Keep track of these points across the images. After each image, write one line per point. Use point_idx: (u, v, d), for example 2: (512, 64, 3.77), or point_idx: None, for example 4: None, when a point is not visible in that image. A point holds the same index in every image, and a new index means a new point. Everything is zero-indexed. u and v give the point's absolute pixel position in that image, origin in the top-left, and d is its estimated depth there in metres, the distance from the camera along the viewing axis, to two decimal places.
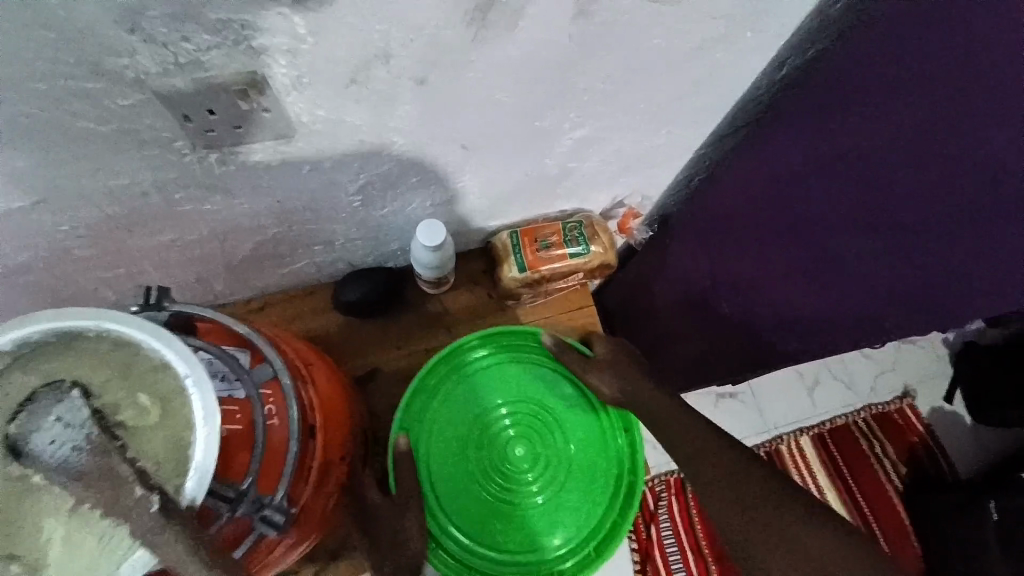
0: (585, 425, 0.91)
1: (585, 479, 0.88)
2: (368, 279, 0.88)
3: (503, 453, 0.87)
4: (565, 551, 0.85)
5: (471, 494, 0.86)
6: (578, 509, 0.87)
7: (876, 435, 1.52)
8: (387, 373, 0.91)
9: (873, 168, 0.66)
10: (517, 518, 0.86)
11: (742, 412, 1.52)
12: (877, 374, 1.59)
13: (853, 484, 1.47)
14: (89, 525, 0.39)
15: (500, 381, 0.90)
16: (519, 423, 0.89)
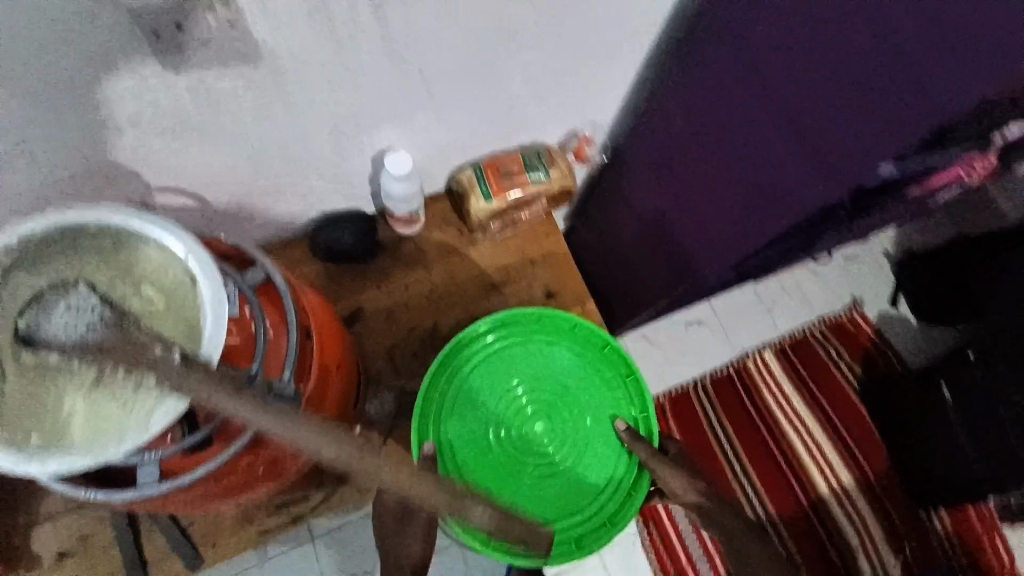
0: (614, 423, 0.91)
1: (600, 449, 0.90)
2: (348, 224, 0.92)
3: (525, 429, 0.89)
4: (576, 526, 0.86)
5: (497, 476, 0.87)
6: (596, 478, 0.89)
7: (833, 343, 1.67)
8: (370, 312, 0.94)
9: (778, 72, 0.77)
10: (542, 492, 0.88)
11: (710, 337, 1.64)
12: (828, 288, 1.74)
13: (818, 393, 1.60)
14: (120, 387, 0.48)
15: (513, 362, 0.92)
16: (536, 400, 0.91)
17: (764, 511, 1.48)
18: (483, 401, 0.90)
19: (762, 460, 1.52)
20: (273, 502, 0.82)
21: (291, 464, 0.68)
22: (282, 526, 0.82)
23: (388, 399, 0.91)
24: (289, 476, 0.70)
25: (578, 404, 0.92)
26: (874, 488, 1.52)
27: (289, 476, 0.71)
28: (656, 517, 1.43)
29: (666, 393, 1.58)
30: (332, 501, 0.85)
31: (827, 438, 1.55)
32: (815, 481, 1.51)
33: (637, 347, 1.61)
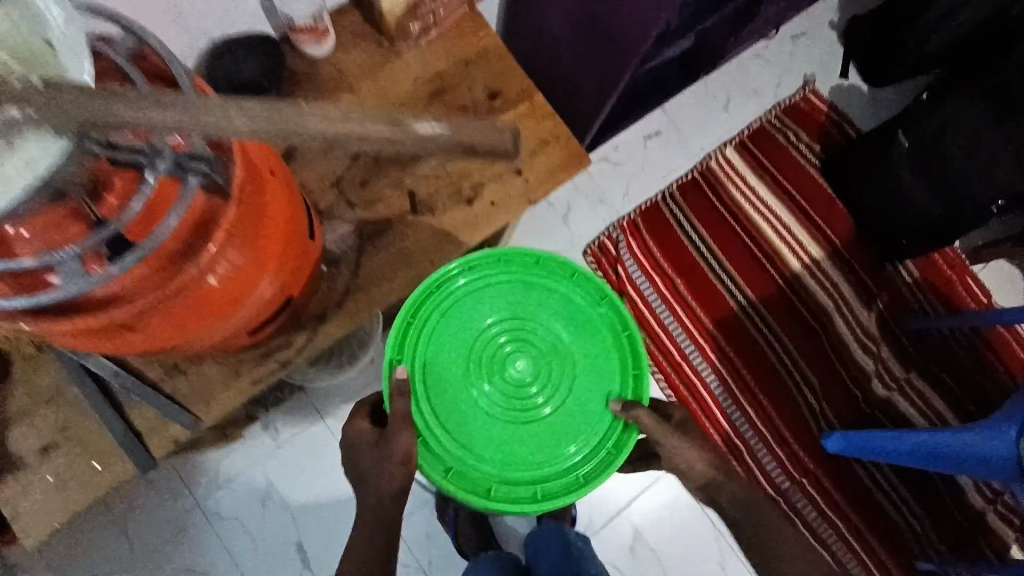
0: (607, 376, 0.89)
1: (587, 383, 0.88)
2: (251, 56, 0.83)
3: (510, 375, 0.87)
4: (567, 463, 0.87)
5: (481, 427, 0.86)
6: (586, 416, 0.88)
7: (789, 125, 1.68)
8: (305, 150, 0.85)
9: None
10: (528, 433, 0.87)
11: (670, 145, 1.61)
12: (781, 72, 1.72)
13: (779, 177, 1.66)
14: None
15: (484, 304, 0.88)
16: (513, 340, 0.88)
17: (745, 297, 1.58)
18: (458, 349, 0.87)
19: (737, 252, 1.60)
20: (258, 351, 0.79)
21: (267, 264, 0.65)
22: (271, 373, 0.80)
23: (348, 232, 0.85)
24: (271, 285, 0.68)
25: (561, 337, 0.89)
26: (839, 252, 1.65)
27: (274, 291, 0.69)
28: (644, 323, 1.53)
29: (638, 208, 1.57)
30: (316, 340, 0.82)
31: (791, 217, 1.64)
32: (786, 259, 1.61)
33: (600, 170, 1.57)
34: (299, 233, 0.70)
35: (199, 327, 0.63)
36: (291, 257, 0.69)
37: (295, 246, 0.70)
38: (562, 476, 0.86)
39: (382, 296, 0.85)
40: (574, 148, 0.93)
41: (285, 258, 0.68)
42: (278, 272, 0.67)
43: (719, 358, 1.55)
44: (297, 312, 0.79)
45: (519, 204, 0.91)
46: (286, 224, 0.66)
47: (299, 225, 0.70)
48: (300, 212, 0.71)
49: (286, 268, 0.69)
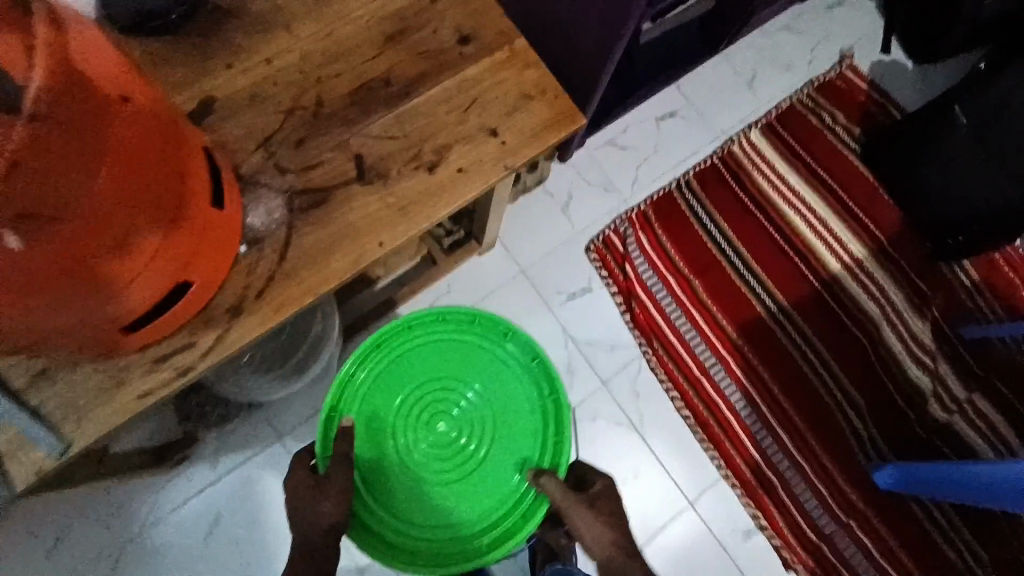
0: (526, 442, 0.88)
1: (513, 424, 0.89)
2: None
3: (431, 434, 0.87)
4: (510, 503, 0.86)
5: (419, 490, 0.86)
6: (517, 455, 0.88)
7: (823, 106, 1.49)
8: (228, 101, 0.68)
9: None
10: (467, 487, 0.87)
11: (687, 128, 1.44)
12: (811, 48, 1.54)
13: (813, 163, 1.45)
14: None
15: (403, 372, 0.89)
16: (435, 402, 0.88)
17: (775, 302, 1.37)
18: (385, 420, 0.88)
19: (764, 249, 1.39)
20: (151, 353, 0.63)
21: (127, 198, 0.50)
22: (167, 382, 0.63)
23: (276, 203, 0.67)
24: (147, 236, 0.53)
25: (480, 390, 0.89)
26: (886, 249, 1.43)
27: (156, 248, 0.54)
28: (657, 330, 1.32)
29: (649, 197, 1.38)
30: (227, 341, 0.64)
31: (827, 209, 1.43)
32: (822, 257, 1.40)
33: (605, 155, 1.39)
34: (190, 179, 0.56)
35: (49, 287, 0.49)
36: (175, 204, 0.55)
37: (182, 191, 0.55)
38: (507, 514, 0.86)
39: (315, 284, 0.66)
40: (565, 103, 0.75)
41: (158, 200, 0.53)
42: (153, 218, 0.53)
43: (746, 372, 1.33)
44: (204, 299, 0.63)
45: (495, 169, 0.72)
46: (153, 152, 0.52)
47: (188, 169, 0.56)
48: (191, 156, 0.57)
49: (170, 217, 0.54)
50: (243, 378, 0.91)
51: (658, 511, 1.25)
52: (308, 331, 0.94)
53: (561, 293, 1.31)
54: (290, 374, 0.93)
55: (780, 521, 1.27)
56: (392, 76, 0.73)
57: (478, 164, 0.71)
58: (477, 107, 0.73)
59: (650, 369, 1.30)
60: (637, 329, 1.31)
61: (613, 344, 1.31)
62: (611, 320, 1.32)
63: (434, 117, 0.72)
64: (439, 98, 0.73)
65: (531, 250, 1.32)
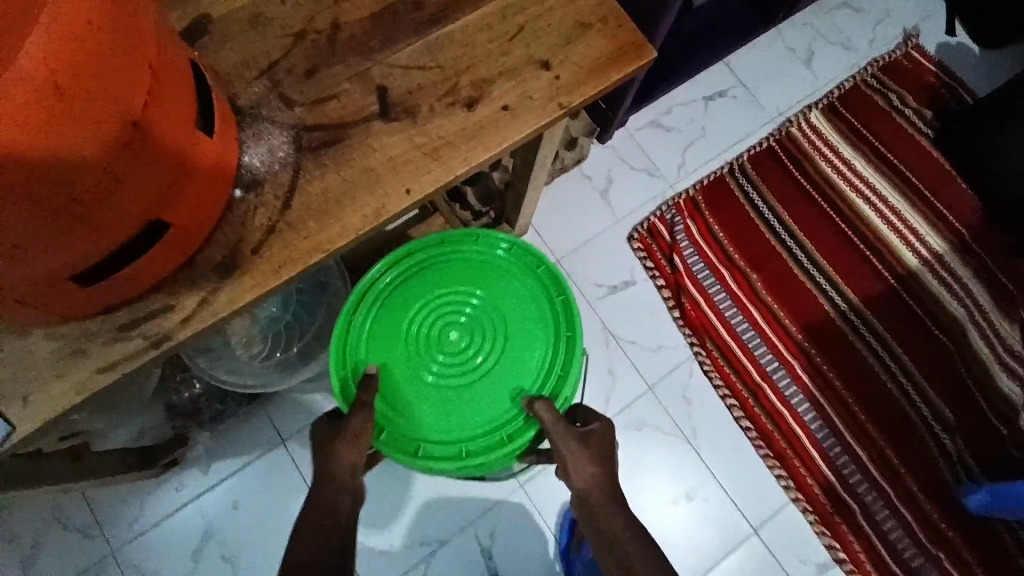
0: (531, 363, 0.73)
1: (523, 345, 0.74)
2: None
3: (432, 337, 0.73)
4: (499, 426, 0.72)
5: (404, 393, 0.72)
6: (519, 376, 0.73)
7: (889, 86, 1.35)
8: (226, 22, 0.57)
9: None
10: (457, 398, 0.73)
11: (739, 107, 1.30)
12: (874, 25, 1.40)
13: (881, 148, 1.31)
14: None
15: (418, 277, 0.75)
16: (446, 305, 0.75)
17: (845, 300, 1.21)
18: (388, 321, 0.74)
19: (829, 241, 1.24)
20: (119, 318, 0.50)
21: (74, 108, 0.34)
22: (137, 355, 0.50)
23: (281, 140, 0.55)
24: (98, 162, 0.37)
25: (496, 303, 0.75)
26: (966, 244, 1.26)
27: (108, 179, 0.38)
28: (710, 330, 1.17)
29: (698, 182, 1.24)
30: (213, 306, 0.51)
31: (898, 198, 1.28)
32: (895, 250, 1.25)
33: (647, 135, 1.26)
34: (165, 94, 0.41)
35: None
36: (139, 120, 0.39)
37: (150, 103, 0.39)
38: (492, 438, 0.72)
39: (327, 238, 0.53)
40: (630, 34, 0.62)
41: (119, 114, 0.37)
42: (107, 137, 0.37)
43: (813, 379, 1.17)
44: (186, 250, 0.50)
45: (546, 108, 0.59)
46: (115, 40, 0.35)
47: (158, 72, 0.40)
48: (163, 55, 0.41)
49: (130, 136, 0.38)
50: (241, 364, 0.78)
51: (715, 542, 1.08)
52: (317, 316, 0.81)
53: (600, 286, 1.17)
54: (296, 362, 0.80)
55: (853, 549, 1.09)
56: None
57: (524, 104, 0.59)
58: (524, 36, 0.61)
59: (703, 374, 1.15)
60: (688, 329, 1.16)
61: (660, 345, 1.16)
62: (657, 317, 1.17)
63: (472, 46, 0.60)
64: (478, 24, 0.60)
65: (567, 236, 1.18)
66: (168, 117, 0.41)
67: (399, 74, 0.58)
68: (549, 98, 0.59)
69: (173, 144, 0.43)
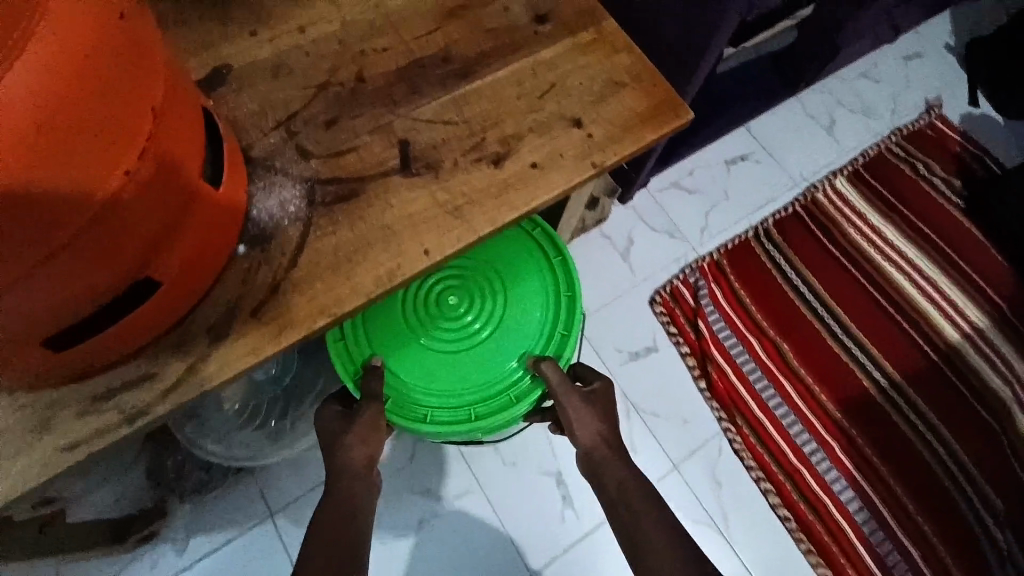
0: (532, 324, 0.69)
1: (523, 305, 0.70)
2: None
3: (428, 299, 0.68)
4: (501, 387, 0.68)
5: (400, 358, 0.67)
6: (520, 338, 0.69)
7: (914, 155, 1.33)
8: (248, 73, 0.55)
9: None
10: (455, 361, 0.68)
11: (763, 170, 1.28)
12: (895, 95, 1.40)
13: (910, 215, 1.27)
14: None
15: None
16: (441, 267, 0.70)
17: (885, 375, 1.13)
18: None
19: (863, 311, 1.17)
20: (93, 387, 0.44)
21: (55, 150, 0.30)
22: (110, 430, 0.44)
23: (294, 194, 0.51)
24: (81, 213, 0.32)
25: (493, 263, 0.70)
26: (1008, 317, 1.19)
27: (90, 232, 0.34)
28: (739, 404, 1.08)
29: (722, 245, 1.20)
30: (201, 375, 0.45)
31: (932, 268, 1.23)
32: (933, 322, 1.18)
33: (670, 196, 1.23)
34: (169, 141, 0.37)
35: None
36: (134, 168, 0.34)
37: (151, 149, 0.35)
38: (495, 400, 0.68)
39: (334, 301, 0.48)
40: (665, 94, 0.59)
41: (109, 160, 0.33)
42: (92, 185, 0.32)
43: (853, 462, 1.07)
44: (177, 311, 0.44)
45: (577, 166, 0.55)
46: (111, 78, 0.32)
47: (165, 118, 0.36)
48: (172, 100, 0.37)
49: (122, 185, 0.34)
50: (230, 435, 0.71)
51: None
52: (318, 380, 0.74)
53: (620, 351, 1.10)
54: (289, 432, 0.73)
55: None
56: (450, 55, 0.59)
57: (554, 161, 0.55)
58: (555, 93, 0.58)
59: (734, 452, 1.05)
60: (715, 401, 1.08)
61: (685, 418, 1.07)
62: (681, 386, 1.09)
63: (502, 101, 0.57)
64: (508, 80, 0.58)
65: (587, 298, 1.13)
66: (164, 168, 0.37)
67: (424, 128, 0.55)
68: (580, 155, 0.56)
69: (167, 195, 0.38)
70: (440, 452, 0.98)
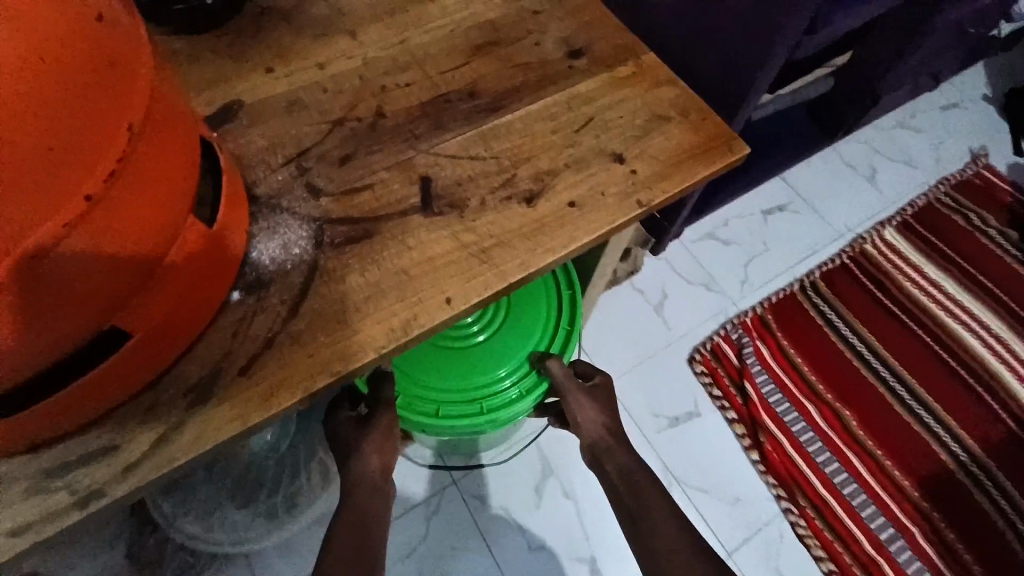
0: (533, 316, 0.65)
1: (523, 297, 0.65)
2: None
3: None
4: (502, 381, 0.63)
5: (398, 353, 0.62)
6: (521, 330, 0.64)
7: (966, 205, 1.25)
8: (260, 110, 0.51)
9: None
10: (455, 355, 0.63)
11: (803, 220, 1.20)
12: (937, 144, 1.34)
13: (970, 268, 1.17)
14: None
15: None
16: None
17: (965, 449, 0.99)
18: None
19: (931, 374, 1.05)
20: (42, 461, 0.36)
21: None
22: (55, 516, 0.36)
23: (299, 235, 0.45)
24: (19, 247, 0.25)
25: None
26: None
27: (35, 270, 0.27)
28: (799, 479, 0.95)
29: (765, 299, 1.10)
30: (171, 448, 0.37)
31: (1003, 326, 1.11)
32: (1013, 387, 1.05)
33: (704, 247, 1.15)
34: (148, 176, 0.31)
35: None
36: (99, 192, 0.28)
37: (124, 171, 0.29)
38: (497, 394, 0.63)
39: (340, 355, 0.40)
40: (714, 128, 0.53)
41: (62, 181, 0.26)
42: (37, 211, 0.26)
43: (939, 553, 0.91)
44: (151, 367, 0.37)
45: (621, 206, 0.49)
46: (65, 82, 0.26)
47: (145, 135, 0.30)
48: (157, 117, 0.31)
49: (82, 213, 0.27)
50: (214, 513, 0.61)
51: None
52: (316, 451, 0.63)
53: (659, 417, 0.99)
54: (282, 512, 0.62)
55: None
56: (477, 90, 0.54)
57: (593, 198, 0.49)
58: (593, 127, 0.53)
59: (798, 539, 0.91)
60: (771, 476, 0.95)
61: (736, 496, 0.94)
62: (729, 456, 0.97)
63: (534, 136, 0.51)
64: (541, 114, 0.53)
65: (619, 357, 1.03)
66: (139, 206, 0.31)
67: (448, 165, 0.49)
68: (623, 193, 0.49)
69: (139, 235, 0.31)
70: (457, 531, 0.86)
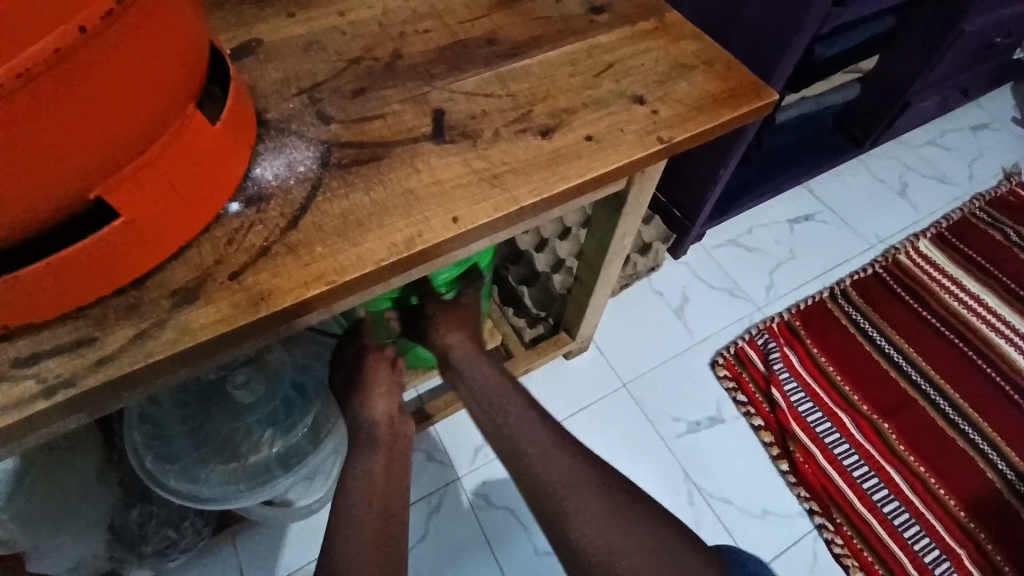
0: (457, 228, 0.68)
1: None
2: None
3: None
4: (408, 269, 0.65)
5: None
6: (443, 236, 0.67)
7: (1002, 221, 1.19)
8: (279, 47, 0.50)
9: None
10: None
11: (831, 230, 1.16)
12: (969, 161, 1.30)
13: (1012, 284, 1.10)
14: None
15: None
16: None
17: (1016, 469, 0.90)
18: None
19: (975, 389, 0.97)
20: (17, 348, 0.34)
21: None
22: (19, 404, 0.33)
23: (305, 155, 0.43)
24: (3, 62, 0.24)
25: None
26: None
27: (15, 95, 0.25)
28: (834, 494, 0.87)
29: (793, 305, 1.05)
30: (148, 344, 0.35)
31: None
32: None
33: (727, 251, 1.11)
34: (143, 36, 0.29)
35: None
36: (95, 28, 0.26)
37: (123, 16, 0.28)
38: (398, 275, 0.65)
39: (333, 266, 0.38)
40: (735, 78, 0.51)
41: (49, 3, 0.25)
42: (23, 28, 0.24)
43: None
44: (138, 263, 0.36)
45: (640, 142, 0.47)
46: None
47: None
48: None
49: (73, 44, 0.26)
50: (197, 469, 0.57)
51: None
52: (310, 409, 0.63)
53: (679, 421, 0.92)
54: (272, 469, 0.60)
55: None
56: (497, 40, 0.53)
57: (611, 135, 0.47)
58: (613, 72, 0.51)
59: (834, 558, 0.83)
60: (802, 489, 0.87)
61: (764, 510, 0.86)
62: (754, 464, 0.90)
63: (553, 79, 0.50)
64: (561, 60, 0.51)
65: (637, 357, 0.97)
66: (130, 62, 0.29)
67: (461, 103, 0.47)
68: (641, 133, 0.47)
69: (127, 96, 0.30)
70: (459, 532, 0.80)
